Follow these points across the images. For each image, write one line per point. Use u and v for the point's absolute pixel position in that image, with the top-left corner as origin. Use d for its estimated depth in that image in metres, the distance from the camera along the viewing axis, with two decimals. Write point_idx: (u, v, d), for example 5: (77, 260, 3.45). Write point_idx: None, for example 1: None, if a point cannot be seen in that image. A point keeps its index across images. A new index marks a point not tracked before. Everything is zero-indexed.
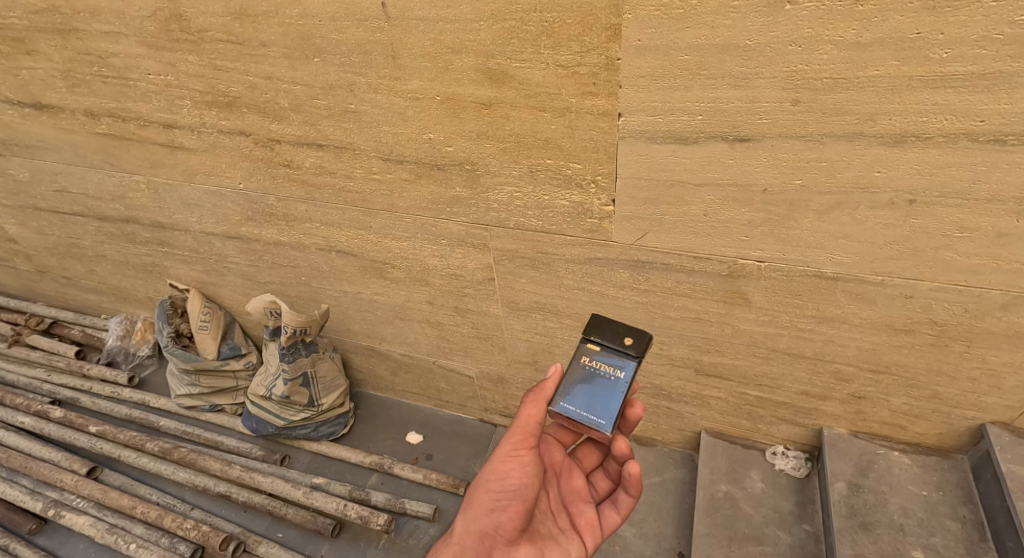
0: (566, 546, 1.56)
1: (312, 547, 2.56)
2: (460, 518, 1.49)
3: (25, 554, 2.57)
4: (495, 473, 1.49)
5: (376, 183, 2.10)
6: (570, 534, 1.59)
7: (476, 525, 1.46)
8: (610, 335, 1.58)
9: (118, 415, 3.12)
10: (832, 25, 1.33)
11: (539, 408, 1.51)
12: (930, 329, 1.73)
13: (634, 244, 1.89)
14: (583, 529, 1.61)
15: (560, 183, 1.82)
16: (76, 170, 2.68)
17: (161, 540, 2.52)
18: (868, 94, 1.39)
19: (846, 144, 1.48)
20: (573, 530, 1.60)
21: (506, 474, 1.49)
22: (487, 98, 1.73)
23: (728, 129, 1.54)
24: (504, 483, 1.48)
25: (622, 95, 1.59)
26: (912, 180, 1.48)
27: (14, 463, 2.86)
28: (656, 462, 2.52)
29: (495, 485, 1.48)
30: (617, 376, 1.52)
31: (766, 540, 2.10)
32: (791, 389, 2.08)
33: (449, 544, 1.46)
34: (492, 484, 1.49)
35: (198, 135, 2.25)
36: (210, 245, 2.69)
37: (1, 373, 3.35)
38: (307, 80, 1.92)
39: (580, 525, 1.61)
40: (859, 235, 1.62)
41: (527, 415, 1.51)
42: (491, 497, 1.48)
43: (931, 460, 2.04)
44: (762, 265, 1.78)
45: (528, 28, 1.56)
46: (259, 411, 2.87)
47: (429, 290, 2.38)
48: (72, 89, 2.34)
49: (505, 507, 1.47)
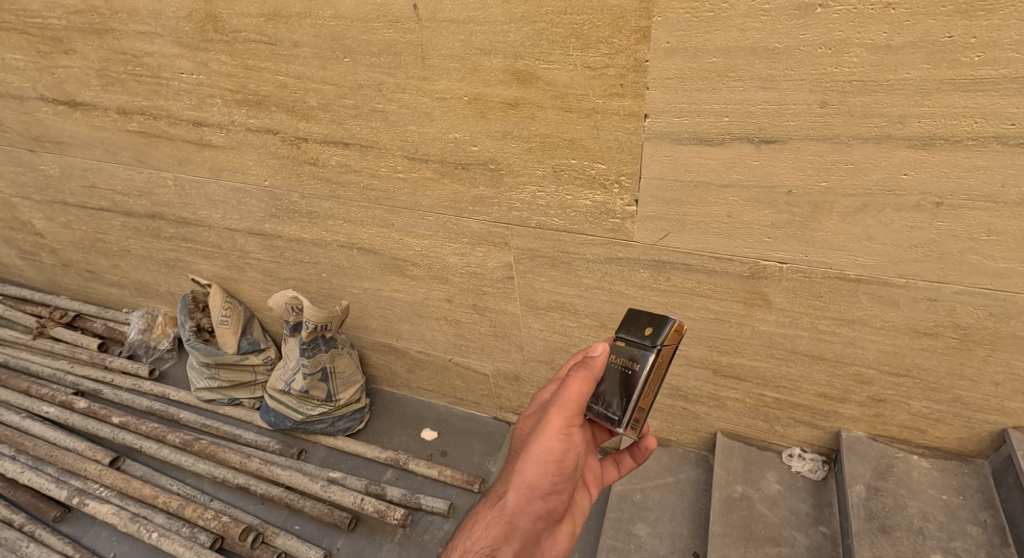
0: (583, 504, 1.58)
1: (328, 539, 2.60)
2: (509, 495, 1.40)
3: (49, 541, 2.63)
4: (552, 453, 1.39)
5: (401, 182, 2.13)
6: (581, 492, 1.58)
7: (531, 506, 1.40)
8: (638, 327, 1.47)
9: (139, 407, 3.17)
10: (862, 29, 1.34)
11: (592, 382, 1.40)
12: (953, 332, 1.73)
13: (655, 244, 1.90)
14: (592, 483, 1.60)
15: (583, 182, 1.85)
16: (105, 166, 2.74)
17: (182, 529, 2.57)
18: (897, 96, 1.40)
19: (873, 146, 1.49)
20: (585, 486, 1.59)
21: (562, 457, 1.39)
22: (514, 98, 1.76)
23: (754, 131, 1.56)
24: (560, 465, 1.39)
25: (648, 96, 1.61)
26: (940, 183, 1.49)
27: (40, 452, 2.92)
28: (671, 462, 2.53)
29: (551, 467, 1.39)
30: (632, 369, 1.41)
31: (783, 542, 2.11)
32: (809, 392, 2.09)
33: (499, 522, 1.38)
34: (549, 464, 1.39)
35: (227, 133, 2.29)
36: (234, 241, 2.74)
37: (26, 364, 3.43)
38: (337, 79, 1.96)
39: (589, 480, 1.59)
40: (883, 238, 1.63)
41: (578, 388, 1.40)
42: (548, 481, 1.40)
43: (951, 464, 2.04)
44: (783, 266, 1.79)
45: (557, 30, 1.59)
46: (278, 406, 2.91)
47: (449, 288, 2.41)
48: (106, 88, 2.41)
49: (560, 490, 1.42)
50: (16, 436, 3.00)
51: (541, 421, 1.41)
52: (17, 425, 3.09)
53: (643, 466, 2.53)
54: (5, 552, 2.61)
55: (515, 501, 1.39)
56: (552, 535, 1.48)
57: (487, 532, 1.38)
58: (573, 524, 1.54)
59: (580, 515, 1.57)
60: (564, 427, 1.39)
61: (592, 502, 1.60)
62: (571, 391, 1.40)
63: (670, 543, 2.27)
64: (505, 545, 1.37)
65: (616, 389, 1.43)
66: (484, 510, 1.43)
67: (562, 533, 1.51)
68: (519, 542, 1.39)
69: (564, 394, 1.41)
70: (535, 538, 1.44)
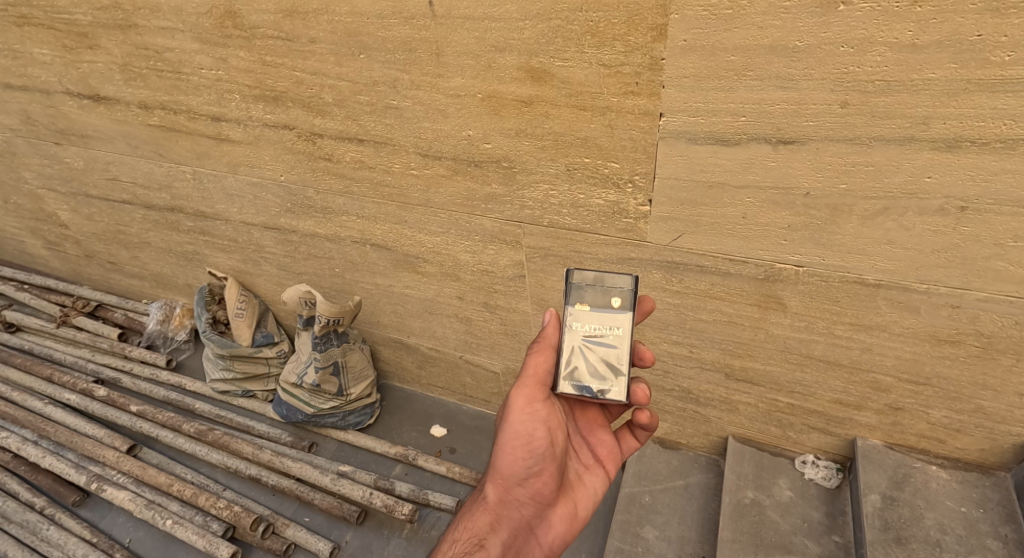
0: (591, 484, 1.66)
1: (337, 532, 2.61)
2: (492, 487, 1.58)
3: (68, 524, 2.66)
4: (518, 438, 1.51)
5: (414, 178, 2.12)
6: (594, 470, 1.67)
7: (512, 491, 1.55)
8: (595, 290, 1.53)
9: (156, 396, 3.21)
10: (887, 27, 1.31)
11: (552, 353, 1.53)
12: (976, 340, 1.68)
13: (669, 245, 1.88)
14: (606, 460, 1.69)
15: (597, 181, 1.82)
16: (127, 159, 2.78)
17: (195, 518, 2.59)
18: (922, 96, 1.36)
19: (896, 148, 1.45)
20: (596, 465, 1.68)
21: (530, 439, 1.51)
22: (528, 96, 1.74)
23: (772, 131, 1.53)
24: (529, 446, 1.52)
25: (664, 95, 1.58)
26: (964, 186, 1.45)
27: (60, 437, 2.96)
28: (680, 465, 2.51)
29: (521, 452, 1.52)
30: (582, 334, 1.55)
31: (795, 550, 2.07)
32: (824, 398, 2.05)
33: (484, 509, 1.57)
34: (517, 448, 1.52)
35: (244, 128, 2.30)
36: (249, 235, 2.76)
37: (48, 351, 3.48)
38: (352, 76, 1.96)
39: (602, 457, 1.69)
40: (904, 242, 1.59)
41: (538, 361, 1.53)
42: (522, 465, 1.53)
43: (971, 476, 1.99)
44: (800, 269, 1.75)
45: (573, 28, 1.57)
46: (290, 398, 2.92)
47: (460, 285, 2.40)
48: (128, 82, 2.43)
49: (536, 473, 1.54)
50: (38, 421, 3.04)
51: (507, 405, 1.54)
52: (38, 410, 3.13)
53: (652, 468, 2.51)
54: (25, 534, 2.64)
55: (495, 492, 1.58)
56: (544, 518, 1.58)
57: (475, 522, 1.56)
58: (574, 508, 1.62)
59: (586, 494, 1.65)
60: (527, 406, 1.52)
61: (604, 480, 1.68)
62: (531, 366, 1.53)
63: (679, 547, 2.25)
64: (491, 533, 1.53)
65: None
66: (476, 505, 1.61)
67: (557, 516, 1.59)
68: (504, 529, 1.54)
69: (524, 374, 1.54)
70: (527, 525, 1.56)
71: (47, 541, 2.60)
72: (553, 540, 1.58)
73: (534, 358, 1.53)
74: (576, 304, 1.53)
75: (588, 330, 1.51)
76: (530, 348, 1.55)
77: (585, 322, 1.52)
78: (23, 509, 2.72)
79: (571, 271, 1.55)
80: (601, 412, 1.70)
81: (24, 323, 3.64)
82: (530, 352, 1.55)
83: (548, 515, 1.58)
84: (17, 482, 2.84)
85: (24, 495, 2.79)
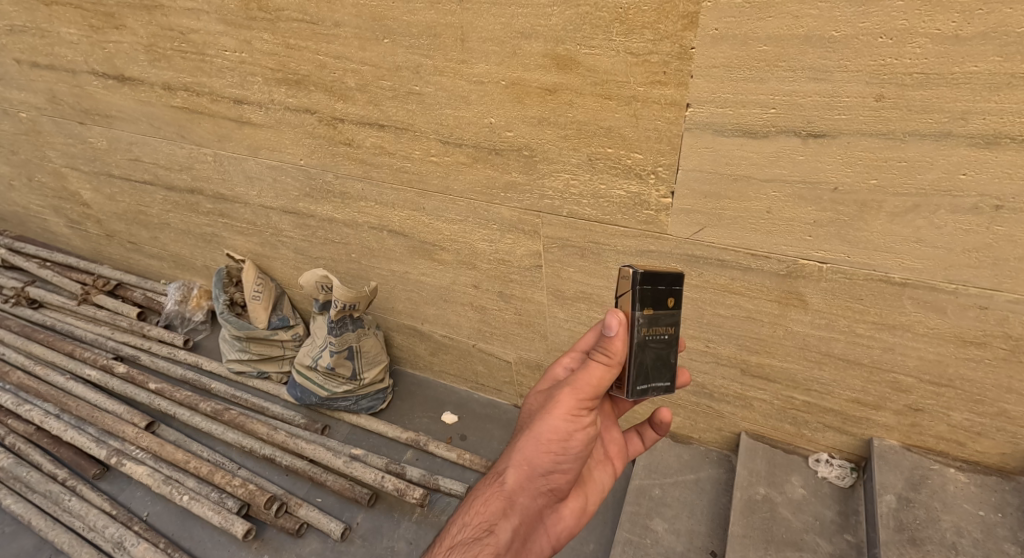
0: (601, 479, 1.70)
1: (348, 514, 2.64)
2: (511, 474, 1.52)
3: (88, 497, 2.70)
4: (556, 434, 1.48)
5: (433, 166, 2.12)
6: (604, 466, 1.71)
7: (532, 483, 1.52)
8: (657, 293, 1.49)
9: (174, 375, 3.25)
10: (929, 18, 1.28)
11: (621, 361, 1.47)
12: (1004, 342, 1.65)
13: (689, 239, 1.86)
14: (615, 457, 1.74)
15: (618, 172, 1.81)
16: (149, 141, 2.79)
17: (211, 494, 2.63)
18: (962, 91, 1.33)
19: (931, 143, 1.42)
20: (606, 461, 1.72)
21: (568, 437, 1.49)
22: (553, 84, 1.72)
23: (802, 124, 1.51)
24: (565, 444, 1.49)
25: (691, 85, 1.56)
26: (1000, 185, 1.42)
27: (82, 412, 3.01)
28: (691, 459, 2.51)
29: (554, 447, 1.49)
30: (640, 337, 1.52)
31: (806, 547, 2.07)
32: (841, 396, 2.03)
33: (499, 495, 1.52)
34: (550, 443, 1.49)
35: (266, 111, 2.31)
36: (268, 218, 2.77)
37: (69, 328, 3.54)
38: (375, 60, 1.95)
39: (612, 453, 1.73)
40: (934, 241, 1.56)
41: (601, 374, 1.46)
42: (552, 459, 1.51)
43: (990, 480, 1.97)
44: (823, 266, 1.73)
45: (602, 15, 1.55)
46: (304, 381, 2.96)
47: (476, 274, 2.40)
48: (153, 63, 2.44)
49: (562, 469, 1.53)
50: (60, 395, 3.09)
51: (553, 399, 1.48)
52: (60, 385, 3.19)
53: (662, 462, 2.51)
54: (47, 504, 2.69)
55: (515, 479, 1.52)
56: (554, 510, 1.60)
57: (487, 508, 1.51)
58: (582, 502, 1.65)
59: (595, 489, 1.69)
60: (574, 407, 1.47)
61: (611, 476, 1.73)
62: (592, 375, 1.46)
63: (688, 541, 2.25)
64: (503, 520, 1.50)
65: (657, 360, 1.54)
66: (486, 487, 1.56)
67: (567, 509, 1.62)
68: (517, 517, 1.51)
69: (580, 377, 1.47)
70: (538, 515, 1.56)
71: (68, 512, 2.65)
72: (559, 531, 1.61)
73: (595, 369, 1.46)
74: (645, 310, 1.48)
75: (654, 335, 1.51)
76: (596, 356, 1.47)
77: (652, 328, 1.49)
78: (45, 480, 2.77)
79: (637, 274, 1.45)
80: (618, 409, 1.73)
81: (46, 300, 3.70)
82: (595, 359, 1.47)
83: (561, 507, 1.60)
84: (40, 453, 2.89)
85: (47, 466, 2.83)
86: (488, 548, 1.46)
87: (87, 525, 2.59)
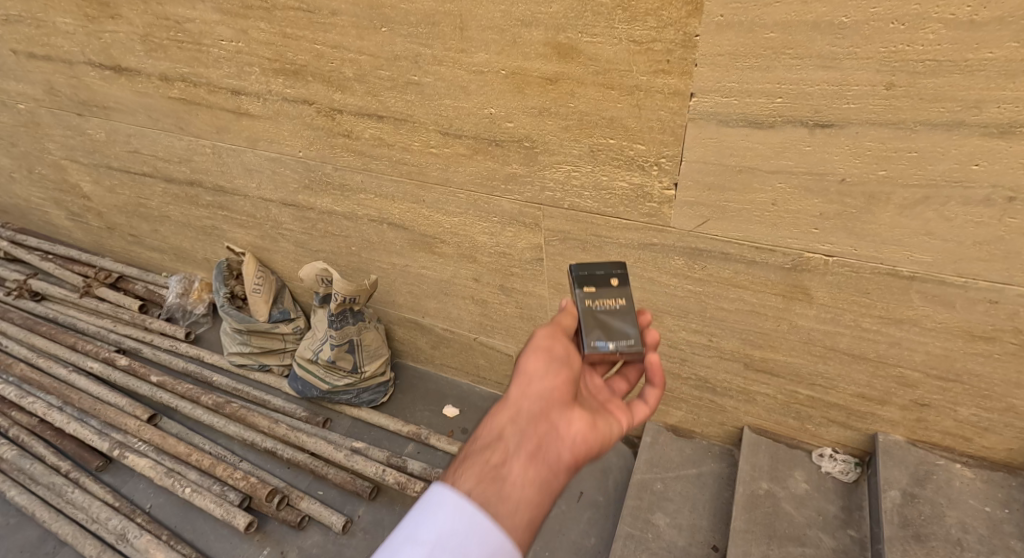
0: (610, 428, 1.31)
1: (350, 507, 2.63)
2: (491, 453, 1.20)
3: (92, 489, 2.70)
4: (532, 405, 1.24)
5: (433, 157, 2.09)
6: (606, 412, 1.34)
7: (517, 458, 1.19)
8: (595, 275, 1.50)
9: (176, 368, 3.24)
10: (943, 3, 1.24)
11: (568, 326, 1.42)
12: (1013, 337, 1.63)
13: (693, 232, 1.83)
14: (615, 405, 1.39)
15: (621, 164, 1.78)
16: (148, 132, 2.77)
17: (213, 487, 2.63)
18: (977, 78, 1.30)
19: (943, 133, 1.39)
20: (604, 407, 1.36)
21: (548, 401, 1.25)
22: (554, 73, 1.69)
23: (810, 114, 1.47)
24: (548, 415, 1.24)
25: (696, 74, 1.53)
26: (1013, 176, 1.38)
27: (84, 404, 3.00)
28: (693, 453, 2.49)
29: (536, 425, 1.22)
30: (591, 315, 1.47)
31: (809, 542, 2.05)
32: (846, 391, 2.01)
33: (486, 472, 1.18)
34: (530, 416, 1.23)
35: (264, 102, 2.28)
36: (267, 211, 2.74)
37: (72, 320, 3.52)
38: (373, 50, 1.92)
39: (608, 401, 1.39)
40: (944, 233, 1.53)
41: (559, 345, 1.35)
42: (533, 433, 1.22)
43: (997, 476, 1.94)
44: (830, 260, 1.70)
45: (604, 2, 1.52)
46: (305, 374, 2.93)
47: (476, 267, 2.37)
48: (150, 53, 2.41)
49: (551, 443, 1.21)
50: (62, 388, 3.08)
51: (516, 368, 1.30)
52: (63, 378, 3.18)
53: (665, 456, 2.49)
54: (51, 496, 2.69)
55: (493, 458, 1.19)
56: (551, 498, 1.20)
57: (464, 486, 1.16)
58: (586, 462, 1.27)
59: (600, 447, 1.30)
60: (540, 364, 1.29)
61: (620, 425, 1.34)
62: (549, 341, 1.35)
63: (689, 535, 2.23)
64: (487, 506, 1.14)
65: (615, 328, 1.42)
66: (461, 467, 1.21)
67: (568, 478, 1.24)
68: (504, 504, 1.14)
69: (536, 338, 1.35)
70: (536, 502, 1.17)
71: (72, 504, 2.65)
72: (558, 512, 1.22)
73: (559, 318, 1.44)
74: (583, 288, 1.48)
75: (601, 305, 1.45)
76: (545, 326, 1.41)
77: (594, 299, 1.46)
78: (48, 472, 2.76)
79: (569, 269, 1.52)
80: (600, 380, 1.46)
81: (49, 292, 3.68)
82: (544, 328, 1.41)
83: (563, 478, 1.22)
84: (44, 446, 2.88)
85: (50, 458, 2.83)
86: (497, 455, 1.20)
87: (90, 517, 2.59)
